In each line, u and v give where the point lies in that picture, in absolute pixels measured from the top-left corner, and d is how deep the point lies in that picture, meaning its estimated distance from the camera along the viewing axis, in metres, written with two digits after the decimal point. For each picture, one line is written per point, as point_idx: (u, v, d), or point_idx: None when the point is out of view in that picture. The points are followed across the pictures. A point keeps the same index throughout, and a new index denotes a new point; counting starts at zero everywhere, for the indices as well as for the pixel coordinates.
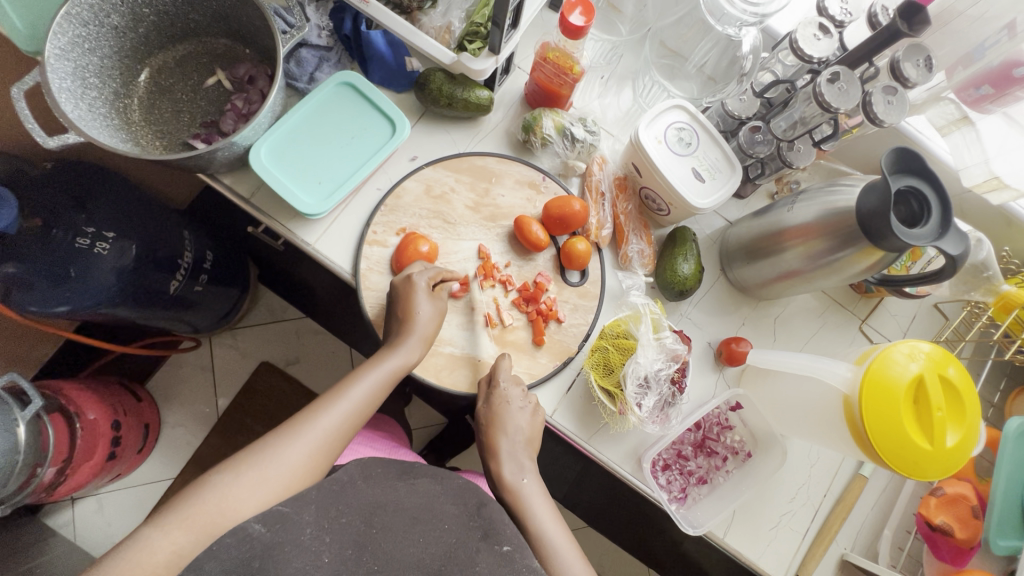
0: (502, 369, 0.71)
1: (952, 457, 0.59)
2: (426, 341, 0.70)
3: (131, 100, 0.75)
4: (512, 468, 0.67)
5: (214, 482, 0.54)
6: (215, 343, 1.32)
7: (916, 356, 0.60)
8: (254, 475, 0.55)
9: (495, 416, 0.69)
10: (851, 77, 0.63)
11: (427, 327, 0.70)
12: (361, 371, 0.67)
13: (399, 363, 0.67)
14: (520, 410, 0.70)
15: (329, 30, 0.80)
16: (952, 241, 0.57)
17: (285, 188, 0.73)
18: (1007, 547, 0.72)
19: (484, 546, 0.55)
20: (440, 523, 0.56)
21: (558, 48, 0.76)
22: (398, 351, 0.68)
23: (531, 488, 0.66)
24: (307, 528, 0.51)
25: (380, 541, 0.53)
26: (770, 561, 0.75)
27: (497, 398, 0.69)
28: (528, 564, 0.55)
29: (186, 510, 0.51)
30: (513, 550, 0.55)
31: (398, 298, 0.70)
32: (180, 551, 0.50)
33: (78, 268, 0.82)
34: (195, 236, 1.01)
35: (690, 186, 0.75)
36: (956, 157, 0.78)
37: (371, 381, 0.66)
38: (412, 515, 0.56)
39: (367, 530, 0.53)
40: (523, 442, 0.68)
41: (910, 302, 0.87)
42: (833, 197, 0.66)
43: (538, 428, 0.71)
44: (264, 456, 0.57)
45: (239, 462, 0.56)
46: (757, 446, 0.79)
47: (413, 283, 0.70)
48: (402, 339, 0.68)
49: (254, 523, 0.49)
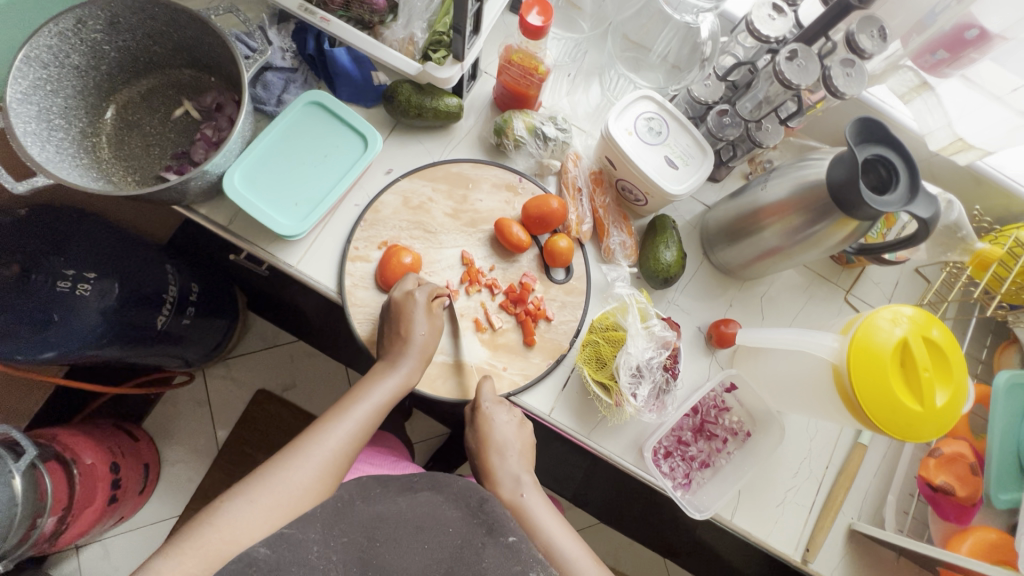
0: (485, 391, 0.72)
1: (944, 415, 0.59)
2: (424, 358, 0.70)
3: (100, 139, 0.75)
4: (509, 485, 0.68)
5: (225, 510, 0.53)
6: (209, 377, 1.31)
7: (899, 321, 0.61)
8: (263, 501, 0.55)
9: (483, 437, 0.70)
10: (809, 52, 0.64)
11: (424, 344, 0.69)
12: (363, 390, 0.67)
13: (400, 383, 0.68)
14: (507, 422, 0.71)
15: (292, 51, 0.80)
16: (923, 204, 0.58)
17: (262, 213, 0.72)
18: (1008, 500, 0.74)
19: (490, 540, 0.55)
20: (445, 527, 0.56)
21: (521, 49, 0.77)
22: (397, 370, 0.68)
23: (531, 502, 0.67)
24: (313, 546, 0.51)
25: (383, 555, 0.53)
26: (779, 540, 0.76)
27: (483, 417, 0.70)
28: (534, 556, 0.55)
29: (200, 541, 0.50)
30: (519, 540, 0.56)
31: (395, 317, 0.69)
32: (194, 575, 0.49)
33: (61, 313, 0.81)
34: (178, 269, 1.02)
35: (665, 175, 0.75)
36: (920, 123, 0.79)
37: (373, 402, 0.66)
38: (416, 523, 0.56)
39: (370, 544, 0.53)
40: (516, 455, 0.70)
41: (891, 269, 0.88)
42: (804, 172, 0.67)
43: (526, 439, 0.72)
44: (273, 480, 0.56)
45: (249, 488, 0.56)
46: (756, 424, 0.79)
47: (414, 301, 0.69)
48: (400, 358, 0.68)
49: (259, 548, 0.49)
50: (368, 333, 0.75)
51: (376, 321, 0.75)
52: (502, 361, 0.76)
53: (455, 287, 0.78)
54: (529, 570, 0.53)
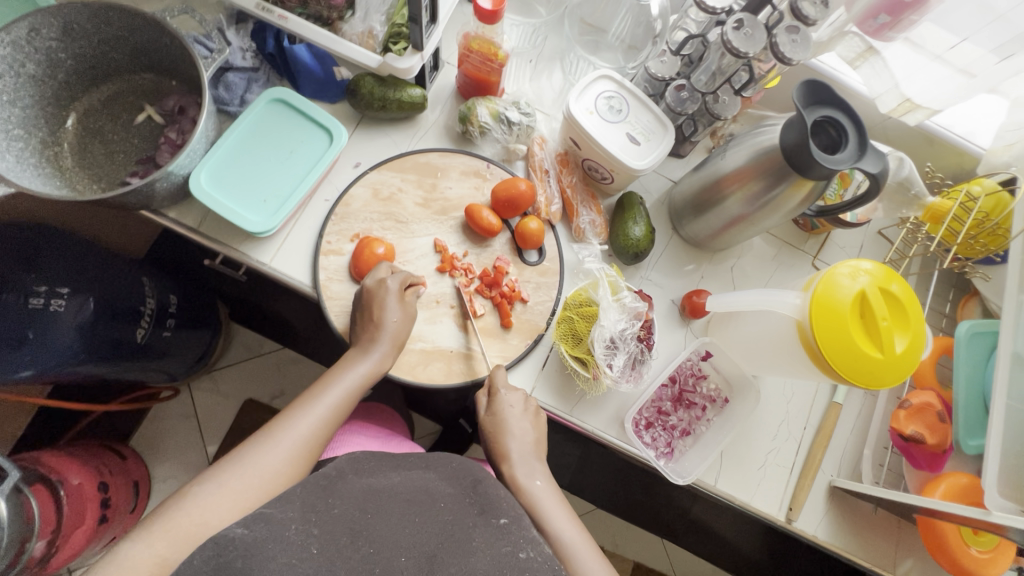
0: (498, 379, 0.72)
1: (904, 361, 0.62)
2: (397, 345, 0.70)
3: (62, 148, 0.75)
4: (525, 471, 0.67)
5: (193, 494, 0.54)
6: (195, 390, 1.30)
7: (857, 275, 0.63)
8: (233, 484, 0.56)
9: (501, 424, 0.69)
10: (754, 21, 0.67)
11: (396, 330, 0.70)
12: (334, 376, 0.68)
13: (372, 369, 0.68)
14: (520, 412, 0.71)
15: (252, 51, 0.80)
16: (872, 160, 0.60)
17: (230, 212, 0.73)
18: (977, 445, 0.77)
19: (480, 521, 0.54)
20: (437, 503, 0.56)
21: (478, 36, 0.77)
22: (370, 356, 0.68)
23: (539, 492, 0.65)
24: (291, 524, 0.50)
25: (374, 527, 0.52)
26: (761, 501, 0.78)
27: (497, 405, 0.70)
28: (526, 534, 0.54)
29: (169, 521, 0.52)
30: (510, 522, 0.54)
31: (366, 305, 0.70)
32: (164, 560, 0.50)
33: (36, 330, 0.80)
34: (155, 281, 1.03)
35: (628, 152, 0.77)
36: (870, 87, 0.83)
37: (344, 387, 0.67)
38: (405, 498, 0.56)
39: (362, 516, 0.52)
40: (530, 444, 0.69)
41: (855, 233, 0.90)
42: (759, 138, 0.69)
43: (541, 430, 0.71)
44: (242, 464, 0.58)
45: (219, 471, 0.57)
46: (733, 390, 0.81)
47: (385, 289, 0.70)
48: (372, 344, 0.69)
49: (235, 528, 0.48)
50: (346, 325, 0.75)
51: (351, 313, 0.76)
52: (481, 344, 0.76)
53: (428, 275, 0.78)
54: (519, 550, 0.51)
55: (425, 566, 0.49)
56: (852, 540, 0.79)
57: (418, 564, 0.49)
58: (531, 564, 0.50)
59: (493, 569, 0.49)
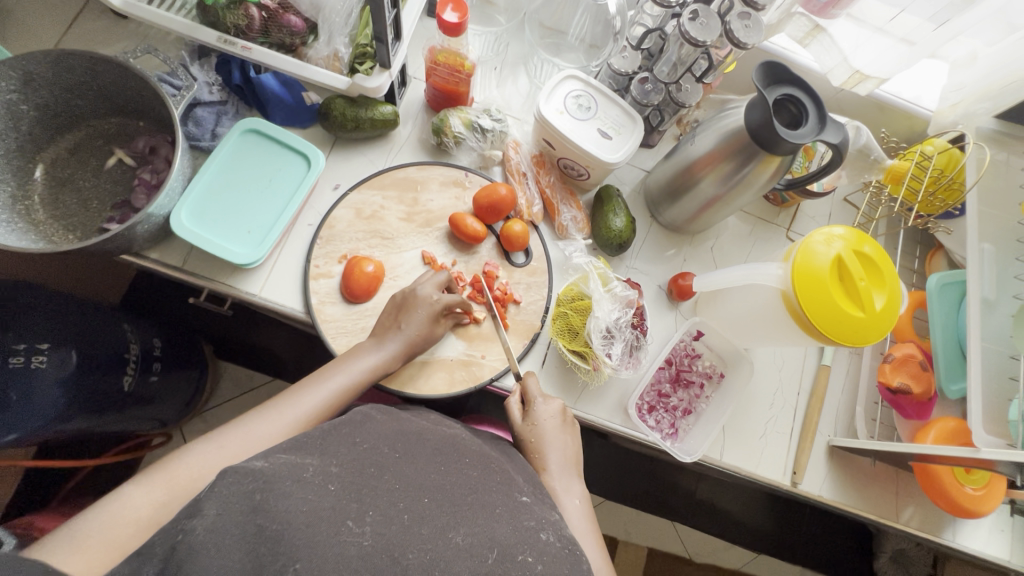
0: (531, 388, 0.71)
1: (885, 316, 0.65)
2: (410, 344, 0.69)
3: (32, 202, 0.73)
4: (563, 485, 0.64)
5: (191, 450, 0.56)
6: (187, 432, 1.27)
7: (832, 240, 0.66)
8: (229, 446, 0.57)
9: (540, 436, 0.67)
10: (709, 11, 0.70)
11: (415, 335, 0.70)
12: (343, 362, 0.67)
13: (378, 364, 0.68)
14: (558, 425, 0.68)
15: (218, 84, 0.81)
16: (833, 131, 0.63)
17: (213, 244, 0.72)
18: (959, 390, 0.81)
19: (504, 491, 0.51)
20: (461, 458, 0.54)
21: (444, 49, 0.79)
22: (381, 349, 0.68)
23: (572, 512, 0.62)
24: (309, 466, 0.46)
25: (399, 465, 0.49)
26: (766, 467, 0.81)
27: (534, 415, 0.68)
28: (549, 516, 0.50)
29: (167, 473, 0.53)
30: (532, 499, 0.51)
31: (399, 306, 0.71)
32: (157, 502, 0.52)
33: (18, 390, 0.77)
34: (136, 328, 1.01)
35: (602, 147, 0.79)
36: (820, 63, 0.87)
37: (350, 373, 0.66)
38: (434, 446, 0.54)
39: (391, 454, 0.50)
40: (569, 460, 0.66)
41: (824, 203, 0.94)
42: (725, 122, 0.72)
43: (578, 447, 0.69)
44: (242, 429, 0.59)
45: (216, 433, 0.58)
46: (727, 365, 0.84)
47: (426, 301, 0.70)
48: (388, 338, 0.69)
49: (254, 462, 0.45)
50: (344, 347, 0.75)
51: (348, 335, 0.75)
52: (479, 349, 0.77)
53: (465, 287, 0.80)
54: (541, 529, 0.47)
55: (450, 511, 0.46)
56: (855, 495, 0.82)
57: (442, 506, 0.46)
58: (553, 547, 0.46)
59: (513, 533, 0.45)
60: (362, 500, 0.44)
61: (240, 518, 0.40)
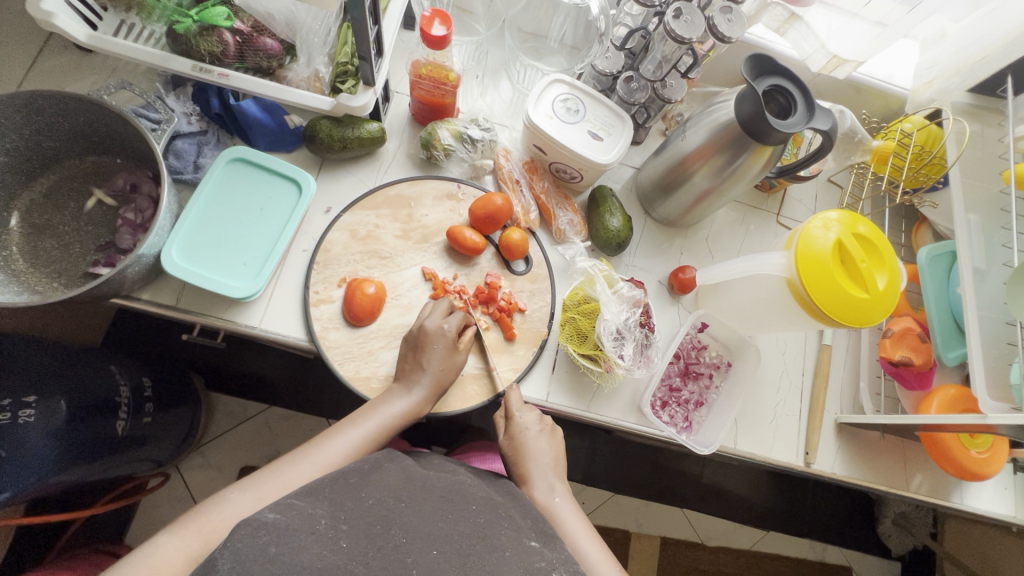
0: (513, 400, 0.71)
1: (887, 296, 0.66)
2: (438, 386, 0.68)
3: (10, 251, 0.70)
4: (542, 486, 0.64)
5: (208, 510, 0.53)
6: (185, 471, 1.21)
7: (830, 226, 0.67)
8: (255, 489, 0.55)
9: (520, 447, 0.67)
10: (692, 8, 0.71)
11: (440, 372, 0.69)
12: (372, 408, 0.66)
13: (409, 410, 0.66)
14: (539, 434, 0.68)
15: (197, 114, 0.78)
16: (822, 118, 0.64)
17: (209, 280, 0.70)
18: (956, 356, 0.83)
19: (513, 535, 0.50)
20: (467, 505, 0.52)
21: (428, 62, 0.78)
22: (410, 395, 0.67)
23: (563, 508, 0.62)
24: (319, 517, 0.45)
25: (406, 515, 0.48)
26: (781, 452, 0.82)
27: (514, 428, 0.68)
28: (561, 558, 0.50)
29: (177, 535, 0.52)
30: (542, 544, 0.50)
31: (415, 347, 0.69)
32: (194, 553, 0.50)
33: (7, 448, 0.74)
34: (124, 368, 0.97)
35: (593, 148, 0.79)
36: (799, 50, 0.89)
37: (379, 420, 0.64)
38: (440, 494, 0.53)
39: (396, 505, 0.49)
40: (551, 463, 0.66)
41: (809, 185, 0.96)
42: (715, 115, 0.72)
43: (562, 447, 0.69)
44: (269, 478, 0.57)
45: (243, 482, 0.56)
46: (733, 354, 0.85)
47: (443, 334, 0.69)
48: (415, 382, 0.67)
49: (266, 513, 0.44)
50: (353, 372, 0.73)
51: (353, 360, 0.74)
52: (490, 362, 0.76)
53: (467, 306, 0.78)
54: (553, 568, 0.47)
55: (460, 563, 0.45)
56: (866, 469, 0.84)
57: (451, 559, 0.45)
58: None
59: None
60: (369, 564, 0.43)
61: (255, 567, 0.39)
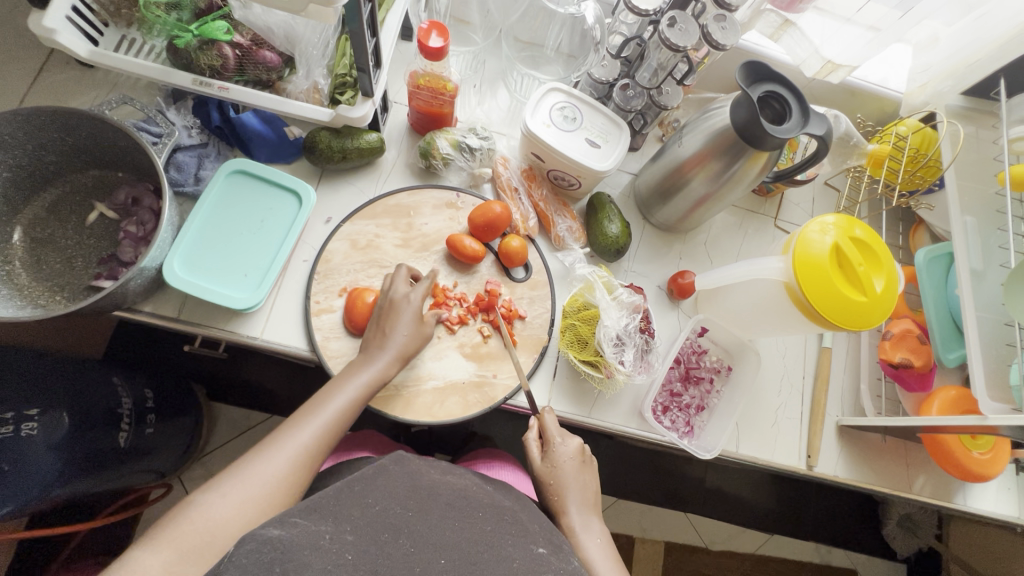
0: (548, 424, 0.70)
1: (885, 299, 0.67)
2: (402, 356, 0.69)
3: (13, 266, 0.71)
4: (582, 525, 0.64)
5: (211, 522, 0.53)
6: (187, 482, 1.21)
7: (827, 230, 0.68)
8: (235, 494, 0.54)
9: (560, 479, 0.67)
10: (686, 17, 0.72)
11: (405, 340, 0.69)
12: (337, 383, 0.66)
13: (375, 377, 0.67)
14: (576, 465, 0.69)
15: (197, 127, 0.79)
16: (817, 123, 0.65)
17: (211, 292, 0.71)
18: (956, 358, 0.83)
19: (520, 543, 0.50)
20: (475, 512, 0.52)
21: (427, 73, 0.79)
22: (373, 364, 0.67)
23: (595, 552, 0.63)
24: (324, 533, 0.44)
25: (414, 524, 0.48)
26: (783, 455, 0.82)
27: (554, 457, 0.68)
28: (568, 566, 0.50)
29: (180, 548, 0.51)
30: (549, 551, 0.51)
31: (381, 316, 0.70)
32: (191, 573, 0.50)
33: (10, 461, 0.74)
34: (126, 380, 0.97)
35: (590, 156, 0.79)
36: (793, 56, 0.90)
37: (348, 393, 0.65)
38: (446, 501, 0.52)
39: (403, 514, 0.49)
40: (588, 500, 0.67)
41: (806, 189, 0.97)
42: (711, 122, 0.72)
43: (598, 484, 0.69)
44: (242, 473, 0.56)
45: (219, 482, 0.55)
46: (734, 358, 0.85)
47: (408, 303, 0.71)
48: (377, 353, 0.68)
49: (270, 529, 0.44)
50: None
51: None
52: (490, 369, 0.77)
53: (467, 314, 0.78)
54: None
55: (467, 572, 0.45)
56: (869, 471, 0.84)
57: (459, 567, 0.46)
58: None
59: None
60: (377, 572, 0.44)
61: None
